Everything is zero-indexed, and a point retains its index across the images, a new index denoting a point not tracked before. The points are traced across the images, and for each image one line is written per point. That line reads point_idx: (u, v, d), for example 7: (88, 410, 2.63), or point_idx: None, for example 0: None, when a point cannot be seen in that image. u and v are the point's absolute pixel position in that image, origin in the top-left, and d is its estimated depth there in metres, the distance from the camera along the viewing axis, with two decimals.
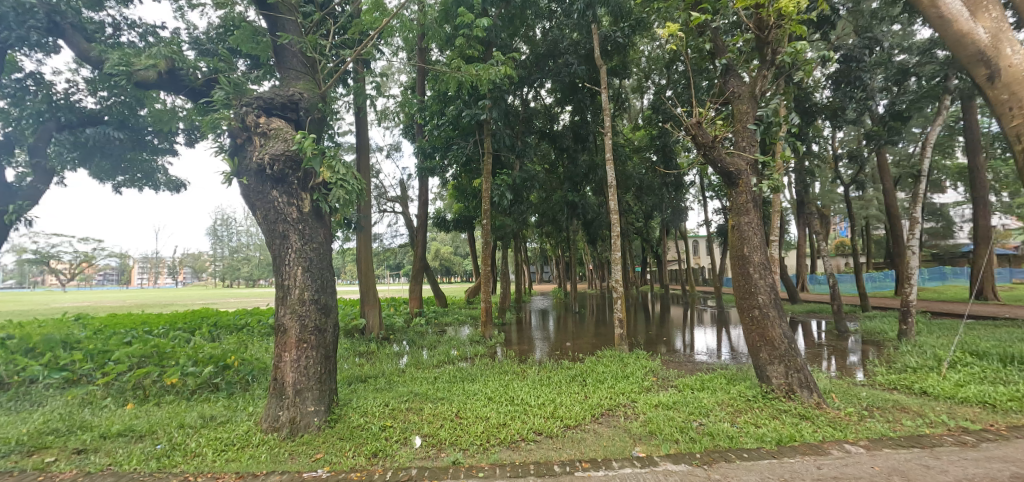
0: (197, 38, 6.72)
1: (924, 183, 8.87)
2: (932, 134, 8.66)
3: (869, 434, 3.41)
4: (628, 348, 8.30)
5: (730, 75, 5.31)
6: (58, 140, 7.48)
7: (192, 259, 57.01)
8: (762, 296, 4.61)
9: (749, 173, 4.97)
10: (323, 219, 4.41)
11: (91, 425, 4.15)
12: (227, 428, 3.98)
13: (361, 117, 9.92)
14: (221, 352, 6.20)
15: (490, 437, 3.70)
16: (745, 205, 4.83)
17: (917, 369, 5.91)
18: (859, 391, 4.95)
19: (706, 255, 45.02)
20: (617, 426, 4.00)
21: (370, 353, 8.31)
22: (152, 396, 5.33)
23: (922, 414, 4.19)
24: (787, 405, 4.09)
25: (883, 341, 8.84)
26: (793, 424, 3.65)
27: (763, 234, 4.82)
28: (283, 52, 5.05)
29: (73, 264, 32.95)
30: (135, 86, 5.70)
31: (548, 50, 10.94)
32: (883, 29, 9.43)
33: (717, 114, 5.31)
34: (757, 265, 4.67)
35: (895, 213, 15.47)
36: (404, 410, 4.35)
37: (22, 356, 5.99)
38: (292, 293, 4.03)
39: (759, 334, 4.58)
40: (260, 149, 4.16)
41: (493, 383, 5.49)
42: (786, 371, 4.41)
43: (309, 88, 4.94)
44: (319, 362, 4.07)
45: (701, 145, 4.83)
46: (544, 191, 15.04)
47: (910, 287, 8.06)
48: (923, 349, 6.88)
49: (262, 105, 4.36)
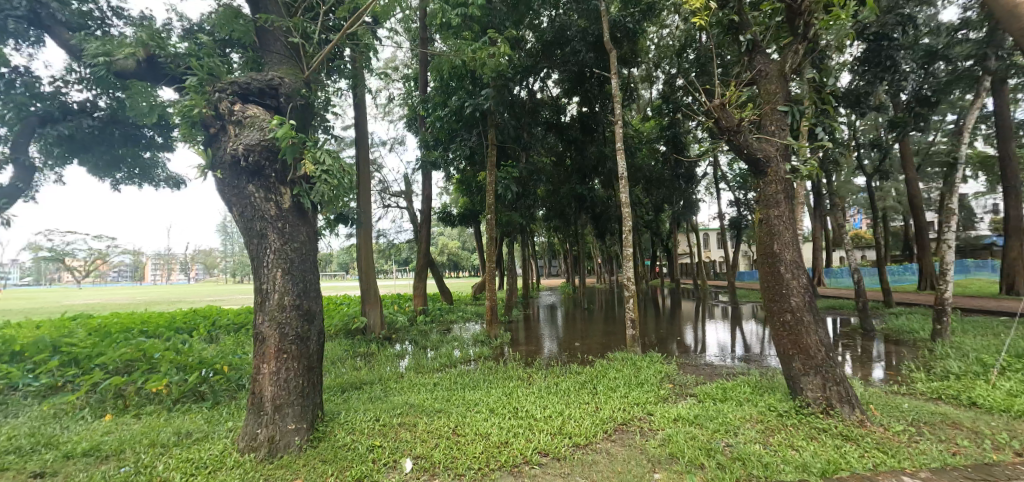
0: (184, 24, 6.27)
1: (960, 176, 8.13)
2: (968, 119, 7.95)
3: (927, 461, 3.01)
4: (640, 348, 7.78)
5: (756, 52, 4.77)
6: (42, 133, 7.09)
7: (203, 255, 57.57)
8: (795, 299, 4.13)
9: (780, 159, 4.46)
10: (306, 217, 3.99)
11: (57, 442, 3.81)
12: (202, 447, 3.62)
13: (360, 109, 9.52)
14: (212, 357, 5.92)
15: (490, 460, 3.31)
16: (775, 196, 4.32)
17: (960, 377, 5.39)
18: (901, 403, 4.47)
19: (717, 248, 44.29)
20: (633, 446, 3.58)
21: (369, 355, 7.99)
22: (133, 407, 4.97)
23: (977, 431, 3.73)
24: (824, 423, 3.63)
25: (914, 341, 8.26)
26: (836, 447, 3.24)
27: (794, 228, 4.33)
28: (266, 35, 4.66)
29: (87, 262, 33.52)
30: (115, 76, 5.32)
31: (555, 38, 10.30)
32: (915, 7, 8.70)
33: (741, 96, 4.79)
34: (788, 263, 4.20)
35: (919, 204, 14.72)
36: (396, 426, 3.96)
37: (8, 361, 5.74)
38: (271, 298, 3.65)
39: (791, 341, 4.11)
40: (234, 140, 3.75)
41: (496, 391, 5.10)
42: (823, 383, 3.93)
43: (291, 74, 4.52)
44: (301, 374, 3.69)
45: (724, 130, 4.36)
46: (552, 184, 14.59)
47: (946, 284, 7.48)
48: (964, 352, 6.33)
49: (238, 91, 3.95)
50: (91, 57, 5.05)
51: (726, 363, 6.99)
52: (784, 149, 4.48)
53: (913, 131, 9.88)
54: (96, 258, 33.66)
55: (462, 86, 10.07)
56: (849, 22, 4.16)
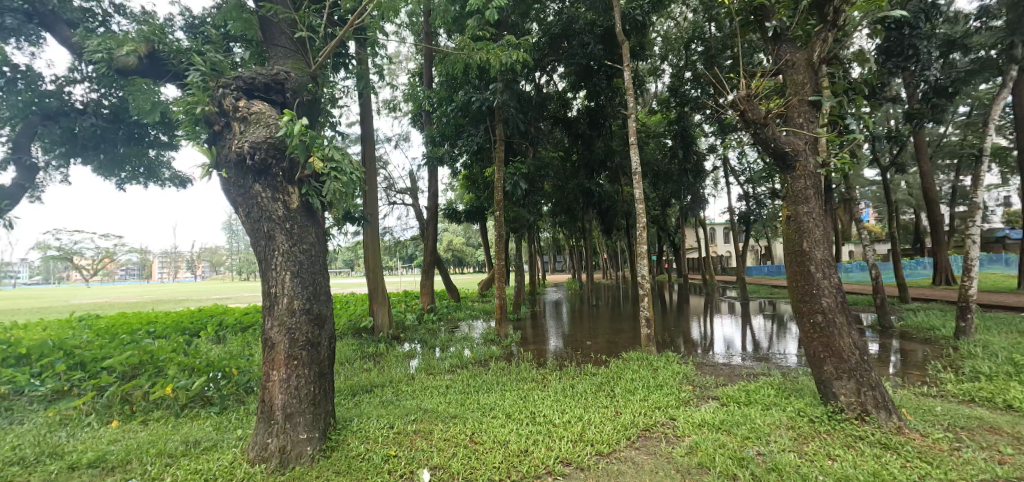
0: (187, 19, 6.11)
1: (985, 169, 7.82)
2: (994, 110, 7.57)
3: (975, 472, 2.85)
4: (655, 347, 7.57)
5: (782, 42, 4.60)
6: (44, 131, 6.95)
7: (210, 253, 57.77)
8: (826, 299, 3.95)
9: (810, 153, 4.26)
10: (315, 216, 3.84)
11: (62, 452, 3.69)
12: (210, 457, 3.50)
13: (365, 104, 9.33)
14: (221, 360, 5.78)
15: (512, 471, 3.16)
16: (804, 192, 4.14)
17: (992, 378, 5.20)
18: (936, 406, 4.29)
19: (723, 242, 43.98)
20: (659, 454, 3.42)
21: (378, 356, 7.90)
22: (139, 412, 4.84)
23: (1021, 437, 3.54)
24: (860, 431, 3.47)
25: (937, 339, 8.02)
26: (875, 455, 3.09)
27: (825, 226, 4.14)
28: (271, 28, 4.46)
29: (94, 261, 33.94)
30: (117, 73, 5.13)
31: (563, 30, 10.01)
32: None
33: (765, 87, 4.59)
34: (819, 262, 4.01)
35: (934, 197, 14.42)
36: (412, 433, 3.82)
37: (14, 364, 5.64)
38: (280, 302, 3.50)
39: (824, 344, 3.92)
40: (239, 138, 3.60)
41: (511, 394, 4.95)
42: (858, 388, 3.75)
43: (298, 68, 4.31)
44: (312, 381, 3.55)
45: (751, 123, 4.12)
46: (559, 179, 14.39)
47: (970, 280, 7.22)
48: (993, 352, 6.11)
49: (242, 86, 3.84)
50: (92, 54, 4.88)
51: (743, 363, 6.80)
52: (813, 143, 4.29)
53: (927, 123, 9.65)
54: (104, 255, 33.81)
55: (468, 80, 9.90)
56: (884, 7, 3.92)
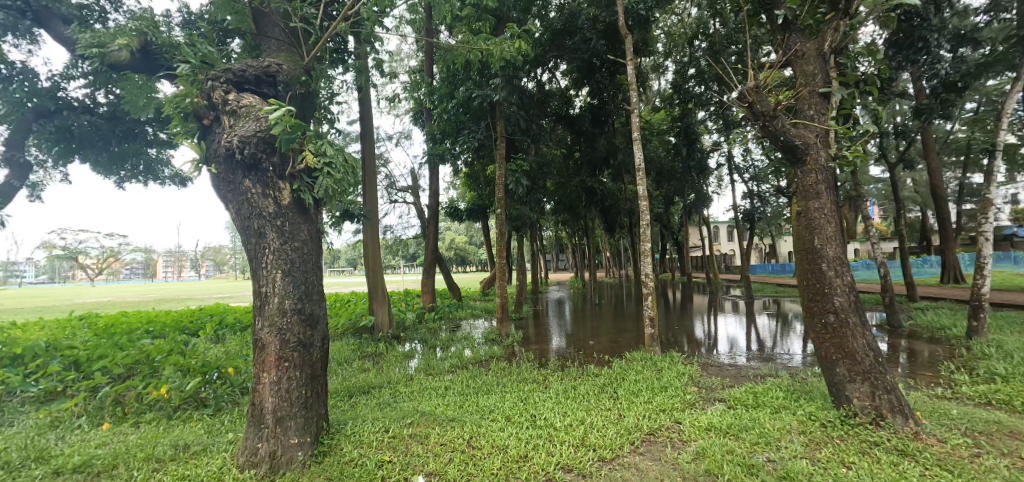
0: (183, 14, 6.00)
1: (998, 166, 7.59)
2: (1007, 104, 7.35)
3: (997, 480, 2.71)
4: (659, 348, 7.43)
5: (792, 31, 4.44)
6: (40, 129, 6.86)
7: (213, 252, 57.99)
8: (839, 298, 3.80)
9: (821, 146, 4.10)
10: (309, 214, 3.71)
11: (49, 456, 3.60)
12: (200, 462, 3.40)
13: (365, 101, 9.21)
14: (218, 359, 5.68)
15: (510, 478, 3.03)
16: (814, 187, 3.99)
17: (1008, 379, 5.03)
18: (952, 409, 4.12)
19: (727, 241, 43.70)
20: (663, 460, 3.29)
21: (377, 355, 7.79)
22: (132, 414, 4.75)
23: None
24: (875, 436, 3.33)
25: (948, 338, 7.83)
26: (891, 462, 2.95)
27: (837, 222, 3.99)
28: (264, 20, 4.35)
29: (99, 261, 34.05)
30: (110, 67, 5.02)
31: (564, 26, 9.87)
32: None
33: (773, 78, 4.44)
34: (831, 260, 3.86)
35: (942, 194, 14.19)
36: (407, 437, 3.71)
37: (7, 365, 5.56)
38: (271, 302, 3.38)
39: (836, 345, 3.77)
40: (229, 131, 3.49)
41: (511, 396, 4.83)
42: (872, 391, 3.60)
43: (291, 61, 4.20)
44: (304, 384, 3.43)
45: (759, 116, 3.96)
46: (562, 177, 14.22)
47: (983, 278, 7.03)
48: (1009, 353, 5.91)
49: (232, 79, 3.72)
50: (84, 49, 4.76)
51: (749, 363, 6.66)
52: (823, 136, 4.14)
53: (936, 119, 9.35)
54: (109, 254, 33.95)
55: (469, 77, 9.76)
56: None
